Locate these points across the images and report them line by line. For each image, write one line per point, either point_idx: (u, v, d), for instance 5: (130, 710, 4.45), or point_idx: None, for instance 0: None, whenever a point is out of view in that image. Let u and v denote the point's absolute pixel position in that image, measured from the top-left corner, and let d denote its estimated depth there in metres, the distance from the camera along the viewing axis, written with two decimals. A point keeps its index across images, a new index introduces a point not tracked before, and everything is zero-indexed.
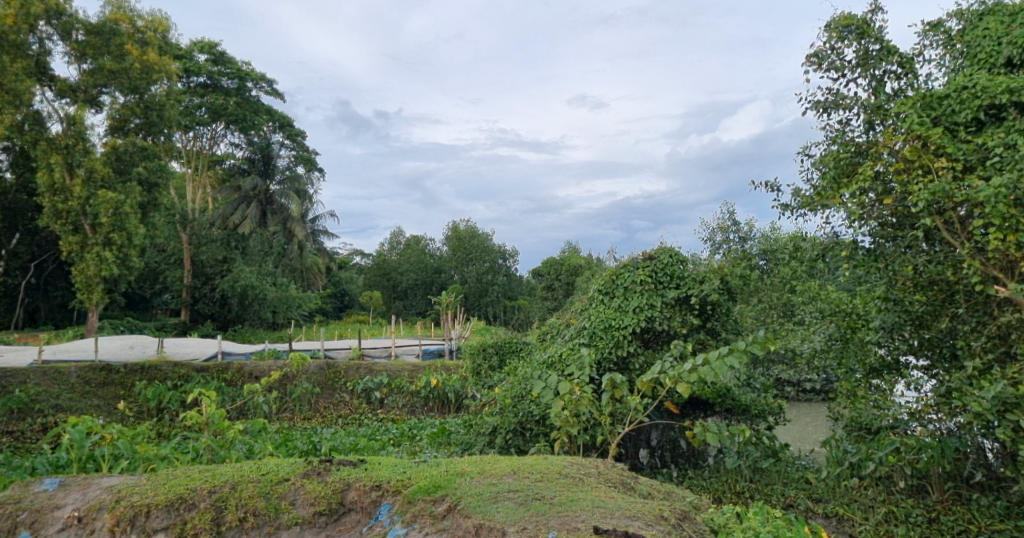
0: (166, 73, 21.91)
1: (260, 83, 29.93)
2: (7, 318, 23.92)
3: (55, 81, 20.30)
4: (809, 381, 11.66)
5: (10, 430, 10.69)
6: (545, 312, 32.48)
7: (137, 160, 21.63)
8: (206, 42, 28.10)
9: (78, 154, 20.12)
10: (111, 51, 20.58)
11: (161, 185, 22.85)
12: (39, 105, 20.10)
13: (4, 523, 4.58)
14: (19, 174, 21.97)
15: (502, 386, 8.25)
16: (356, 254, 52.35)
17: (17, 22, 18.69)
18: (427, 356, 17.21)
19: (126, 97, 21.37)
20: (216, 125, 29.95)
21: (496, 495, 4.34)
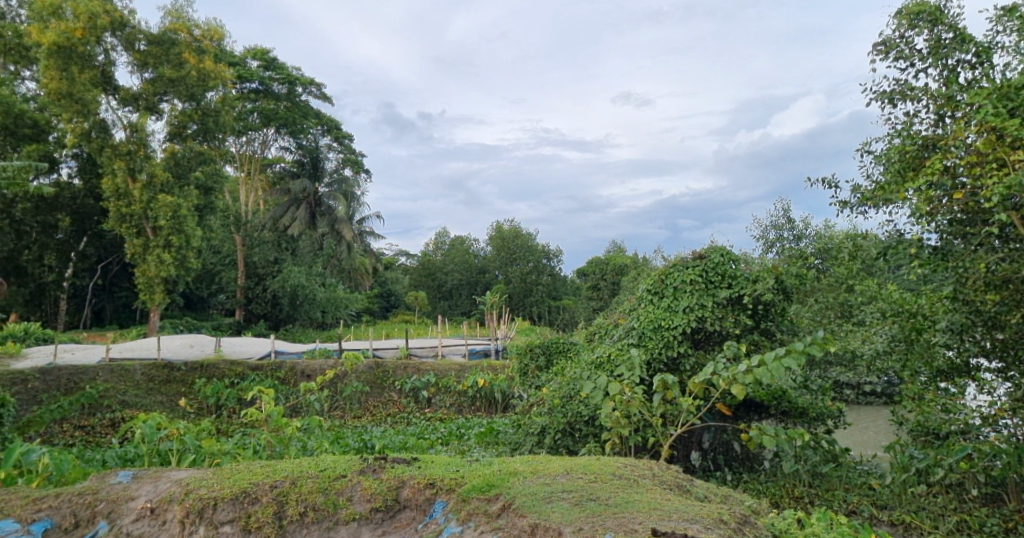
0: (221, 80, 22.45)
1: (309, 87, 30.58)
2: (76, 317, 25.09)
3: (119, 90, 21.08)
4: (872, 385, 11.29)
5: (82, 424, 11.17)
6: (590, 313, 32.34)
7: (194, 165, 22.23)
8: (258, 48, 28.89)
9: (140, 159, 20.92)
10: (171, 60, 21.22)
11: (215, 189, 23.59)
12: (105, 113, 20.91)
13: (84, 511, 4.70)
14: (86, 180, 23.02)
15: (551, 386, 8.21)
16: (400, 254, 52.87)
17: (85, 35, 19.47)
18: (473, 356, 17.27)
19: (184, 104, 22.00)
20: (267, 130, 30.73)
21: (551, 495, 4.35)
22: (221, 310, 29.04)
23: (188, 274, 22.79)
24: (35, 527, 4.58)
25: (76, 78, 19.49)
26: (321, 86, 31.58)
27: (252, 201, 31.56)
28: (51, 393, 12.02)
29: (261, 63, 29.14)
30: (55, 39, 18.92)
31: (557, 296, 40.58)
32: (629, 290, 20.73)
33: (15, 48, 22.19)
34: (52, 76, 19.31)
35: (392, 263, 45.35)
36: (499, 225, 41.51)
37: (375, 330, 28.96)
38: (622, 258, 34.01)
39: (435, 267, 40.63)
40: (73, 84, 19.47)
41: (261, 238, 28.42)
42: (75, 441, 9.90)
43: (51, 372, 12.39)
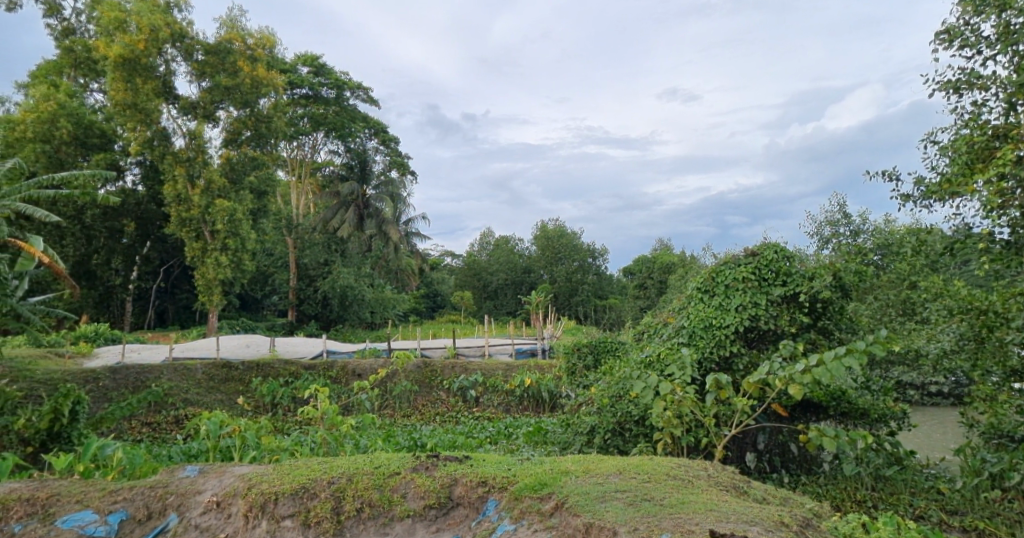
0: (274, 87, 23.06)
1: (357, 91, 31.18)
2: (141, 318, 26.30)
3: (179, 99, 21.89)
4: (938, 385, 10.89)
5: (149, 421, 11.66)
6: (637, 312, 32.02)
7: (248, 170, 22.88)
8: (308, 55, 29.63)
9: (198, 165, 21.69)
10: (226, 69, 21.90)
11: (268, 193, 24.32)
12: (166, 122, 21.77)
13: (155, 504, 4.87)
14: (150, 187, 23.83)
15: (599, 386, 8.16)
16: (446, 255, 53.38)
17: (148, 46, 20.32)
18: (519, 355, 17.29)
19: (239, 111, 22.66)
20: (317, 135, 31.46)
21: (604, 495, 4.33)
22: (273, 311, 29.86)
23: (243, 276, 23.54)
24: (111, 518, 4.76)
25: (140, 89, 20.39)
26: (368, 90, 32.14)
27: (302, 204, 32.34)
28: (120, 391, 12.55)
29: (311, 69, 29.92)
30: (121, 52, 19.86)
31: (603, 296, 40.31)
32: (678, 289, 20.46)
33: (83, 62, 23.31)
34: (119, 87, 20.31)
35: (437, 264, 45.79)
36: (543, 225, 41.54)
37: (421, 329, 29.34)
38: (669, 256, 33.63)
39: (480, 267, 40.96)
40: (137, 94, 20.39)
41: (311, 240, 29.12)
42: (143, 437, 10.33)
43: (120, 371, 12.94)
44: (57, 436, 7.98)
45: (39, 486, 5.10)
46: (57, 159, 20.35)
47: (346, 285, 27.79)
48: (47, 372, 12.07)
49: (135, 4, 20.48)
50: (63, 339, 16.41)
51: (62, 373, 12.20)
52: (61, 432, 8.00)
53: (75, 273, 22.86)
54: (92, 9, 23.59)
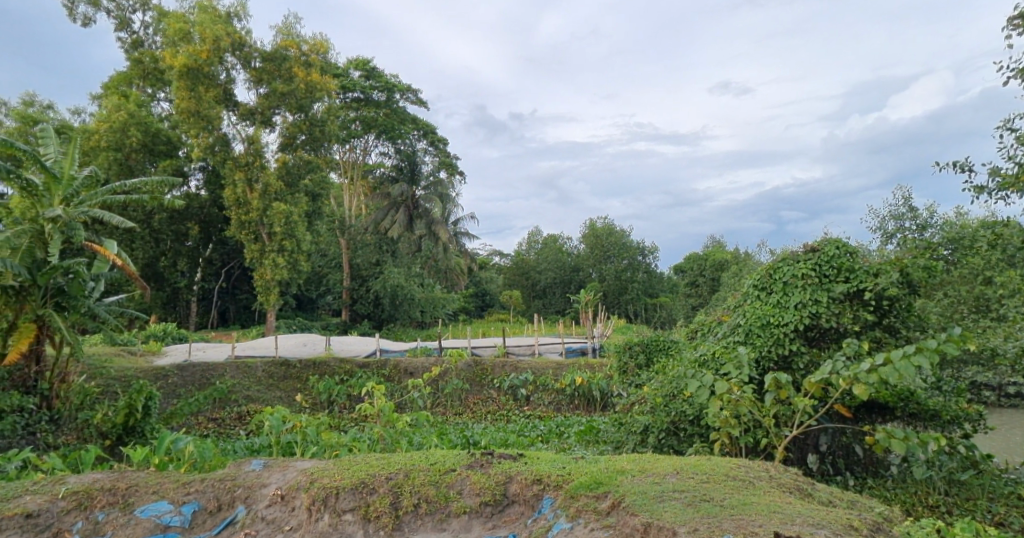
0: (327, 91, 23.61)
1: (406, 93, 31.69)
2: (205, 318, 27.41)
3: (238, 106, 22.64)
4: (1016, 386, 10.40)
5: (215, 416, 12.13)
6: (689, 310, 31.52)
7: (304, 173, 23.46)
8: (359, 59, 30.31)
9: (256, 169, 22.42)
10: (282, 75, 22.51)
11: (322, 195, 24.94)
12: (227, 128, 22.60)
13: (225, 496, 5.05)
14: (212, 191, 24.70)
15: (652, 385, 8.07)
16: (495, 254, 53.64)
17: (211, 56, 21.17)
18: (569, 354, 17.23)
19: (294, 116, 23.22)
20: (368, 137, 32.06)
21: (662, 495, 4.28)
22: (328, 310, 30.66)
23: (299, 277, 24.23)
24: (185, 508, 4.96)
25: (203, 97, 21.27)
26: (417, 92, 32.58)
27: (355, 206, 32.95)
28: (188, 388, 13.09)
29: (362, 73, 30.61)
30: (185, 62, 20.75)
31: (654, 294, 39.78)
32: (732, 287, 20.05)
33: (151, 73, 24.42)
34: (183, 96, 21.17)
35: (486, 263, 46.06)
36: (591, 224, 41.23)
37: (470, 328, 29.60)
38: (721, 253, 32.99)
39: (529, 266, 41.29)
40: (200, 102, 21.27)
41: (363, 241, 29.86)
42: (210, 432, 10.76)
43: (187, 369, 13.48)
44: (132, 430, 8.39)
45: (120, 477, 5.36)
46: (127, 166, 21.42)
47: (396, 285, 28.30)
48: (120, 368, 12.70)
49: (198, 16, 21.44)
50: (136, 337, 17.25)
51: (134, 370, 12.81)
52: (135, 426, 8.39)
53: (144, 275, 23.94)
54: (159, 21, 24.65)
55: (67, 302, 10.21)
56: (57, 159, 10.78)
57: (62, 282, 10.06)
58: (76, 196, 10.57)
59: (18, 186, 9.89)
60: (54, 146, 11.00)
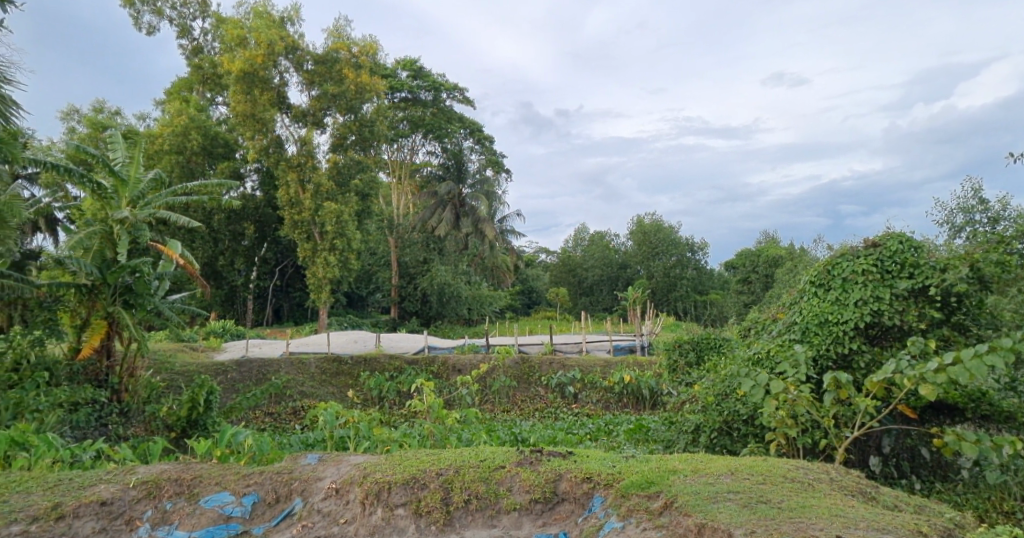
0: (376, 92, 24.00)
1: (453, 92, 31.96)
2: (261, 315, 28.33)
3: (291, 108, 23.28)
4: None
5: (272, 411, 12.52)
6: (740, 308, 30.81)
7: (354, 173, 23.91)
8: (407, 59, 30.73)
9: (309, 169, 23.03)
10: (333, 77, 22.98)
11: (371, 195, 25.40)
12: (280, 130, 23.28)
13: (282, 488, 5.19)
14: (267, 192, 25.52)
15: (703, 383, 7.93)
16: (541, 251, 53.65)
17: (265, 60, 21.85)
18: (617, 352, 17.08)
19: (345, 117, 23.70)
20: (415, 137, 32.57)
21: (716, 495, 4.20)
22: (377, 307, 31.28)
23: (349, 275, 24.76)
24: (246, 500, 5.11)
25: (257, 99, 21.99)
26: (463, 90, 32.81)
27: (403, 205, 33.46)
28: (246, 383, 13.55)
29: (409, 73, 31.07)
30: (242, 66, 21.48)
31: (703, 291, 39.05)
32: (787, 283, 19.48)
33: (210, 77, 25.37)
34: (240, 99, 21.93)
35: (532, 260, 46.11)
36: (639, 220, 40.62)
37: (516, 326, 29.70)
38: (774, 249, 32.07)
39: (576, 263, 41.23)
40: (255, 104, 22.00)
41: (411, 240, 30.21)
42: (267, 426, 11.12)
43: (244, 365, 13.96)
44: (195, 423, 8.75)
45: (185, 468, 5.57)
46: (188, 168, 22.34)
47: (444, 282, 28.63)
48: (184, 363, 13.26)
49: (254, 22, 22.16)
50: (197, 333, 17.97)
51: (196, 365, 13.35)
52: (198, 419, 8.73)
53: (204, 273, 24.91)
54: (217, 27, 25.55)
55: (134, 300, 10.56)
56: (125, 163, 11.33)
57: (130, 279, 10.44)
58: (142, 198, 11.04)
59: (90, 189, 10.42)
60: (123, 151, 11.55)
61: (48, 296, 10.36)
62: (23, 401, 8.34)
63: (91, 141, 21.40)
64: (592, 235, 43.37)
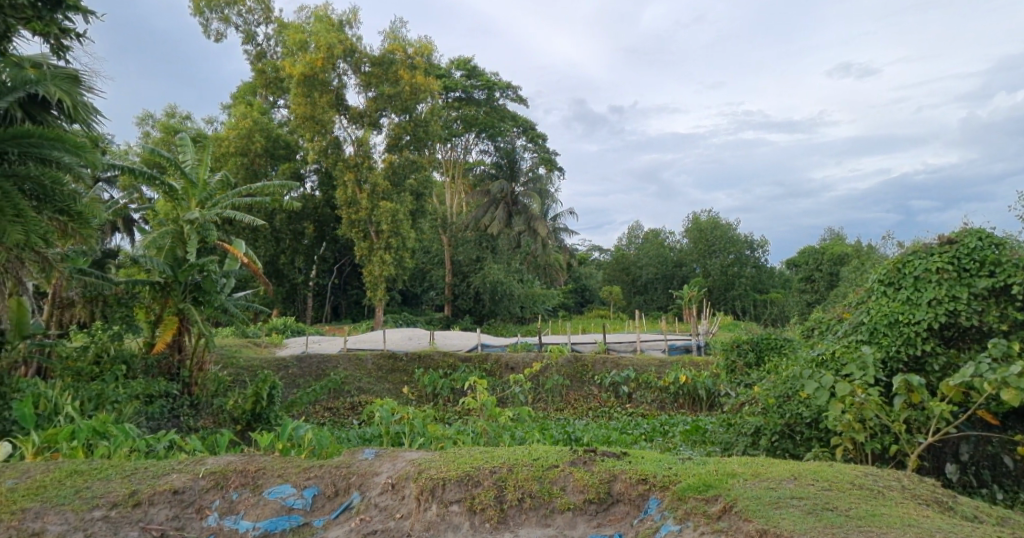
0: (430, 92, 24.36)
1: (506, 91, 32.18)
2: (320, 312, 29.20)
3: (349, 110, 23.89)
4: None
5: (331, 406, 12.89)
6: (803, 307, 29.75)
7: (408, 173, 24.34)
8: (461, 59, 31.09)
9: (365, 170, 23.62)
10: (389, 78, 23.39)
11: (426, 194, 25.79)
12: (338, 131, 23.95)
13: (341, 482, 5.31)
14: (325, 192, 26.32)
15: (763, 385, 7.70)
16: (594, 250, 53.33)
17: (325, 63, 22.51)
18: (673, 352, 16.76)
19: (400, 117, 24.14)
20: (469, 136, 33.06)
21: (778, 501, 4.06)
22: (432, 305, 31.75)
23: (404, 273, 25.24)
24: (306, 492, 5.25)
25: (317, 102, 22.69)
26: (517, 89, 32.94)
27: (456, 204, 33.86)
28: (306, 378, 13.98)
29: (463, 72, 31.44)
30: (303, 70, 22.23)
31: (763, 289, 37.88)
32: (856, 281, 18.62)
33: (273, 81, 26.35)
34: (301, 102, 22.73)
35: (585, 258, 45.80)
36: (695, 218, 39.70)
37: (569, 324, 29.54)
38: (840, 246, 30.80)
39: (629, 262, 40.75)
40: (315, 107, 22.71)
41: (464, 238, 30.54)
42: (326, 420, 11.46)
43: (305, 360, 14.43)
44: (259, 417, 9.08)
45: (250, 460, 5.78)
46: (252, 170, 23.25)
47: (496, 281, 28.85)
48: (248, 359, 13.81)
49: (314, 27, 22.94)
50: (261, 330, 18.71)
51: (260, 361, 13.88)
52: (261, 413, 9.06)
53: (267, 272, 25.87)
54: (280, 33, 26.52)
55: (203, 296, 11.07)
56: (194, 165, 11.86)
57: (199, 278, 10.98)
58: (210, 199, 11.55)
59: (163, 191, 11.01)
60: (192, 153, 12.12)
61: (126, 293, 10.82)
62: (104, 393, 8.84)
63: (165, 144, 22.58)
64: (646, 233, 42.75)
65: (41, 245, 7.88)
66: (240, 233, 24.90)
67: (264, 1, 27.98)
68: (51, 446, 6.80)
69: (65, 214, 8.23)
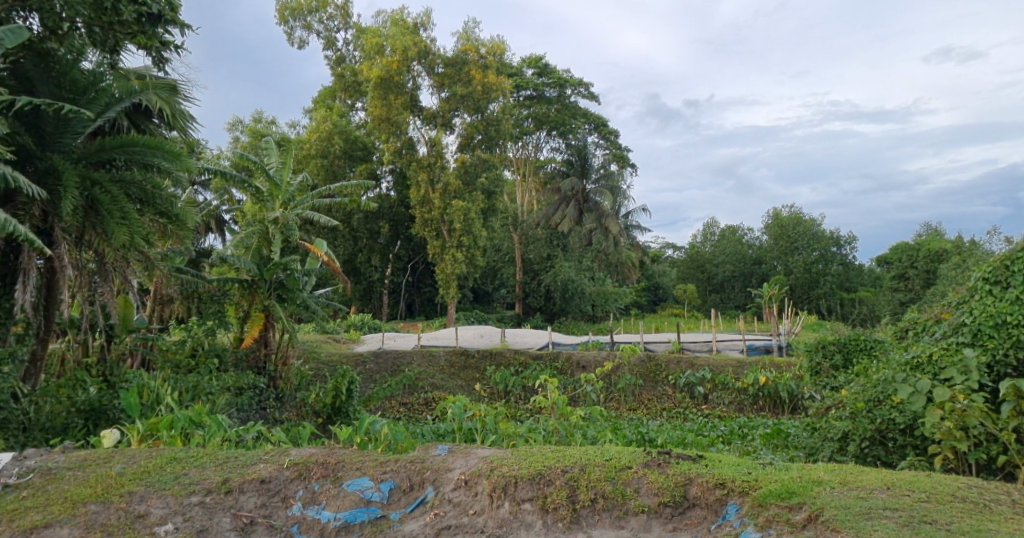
0: (502, 91, 24.56)
1: (578, 88, 32.07)
2: (395, 310, 30.03)
3: (423, 111, 24.45)
4: None
5: (407, 401, 13.25)
6: (896, 306, 28.02)
7: (480, 171, 24.65)
8: (532, 57, 31.22)
9: (438, 169, 24.12)
10: (462, 78, 23.76)
11: (497, 193, 26.03)
12: (412, 132, 24.59)
13: (415, 477, 5.39)
14: (400, 192, 27.08)
15: (852, 388, 7.31)
16: (668, 247, 52.20)
17: (400, 65, 23.11)
18: (752, 352, 16.13)
19: (472, 117, 24.49)
20: (539, 133, 33.25)
21: (870, 511, 3.83)
22: (503, 303, 32.02)
23: (476, 271, 25.58)
24: (383, 485, 5.37)
25: (392, 104, 23.37)
26: (588, 85, 32.77)
27: (526, 203, 34.00)
28: (382, 373, 14.44)
29: (535, 70, 31.55)
30: (380, 73, 22.91)
31: (851, 288, 35.91)
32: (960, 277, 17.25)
33: (351, 85, 27.35)
34: (377, 104, 23.44)
35: (658, 256, 44.90)
36: (776, 214, 38.13)
37: (641, 323, 29.06)
38: (937, 242, 28.79)
39: (705, 259, 39.62)
40: (390, 109, 23.41)
41: (535, 236, 30.61)
42: (401, 415, 11.81)
43: (381, 355, 14.88)
44: (338, 411, 9.43)
45: (329, 453, 5.98)
46: (332, 171, 24.22)
47: (567, 279, 28.78)
48: (329, 354, 14.40)
49: (391, 30, 23.63)
50: (340, 326, 19.44)
51: (339, 356, 14.44)
52: (341, 407, 9.41)
53: (346, 270, 26.87)
54: (358, 37, 27.43)
55: (286, 294, 11.62)
56: (278, 167, 12.44)
57: (282, 276, 11.47)
58: (292, 200, 12.12)
59: (250, 193, 11.65)
60: (275, 156, 12.70)
61: (218, 290, 11.37)
62: (200, 385, 9.41)
63: (253, 148, 23.89)
64: (722, 230, 41.48)
65: (144, 245, 8.48)
66: (320, 232, 25.96)
67: (343, 7, 29.06)
68: (153, 433, 7.33)
69: (165, 216, 8.78)
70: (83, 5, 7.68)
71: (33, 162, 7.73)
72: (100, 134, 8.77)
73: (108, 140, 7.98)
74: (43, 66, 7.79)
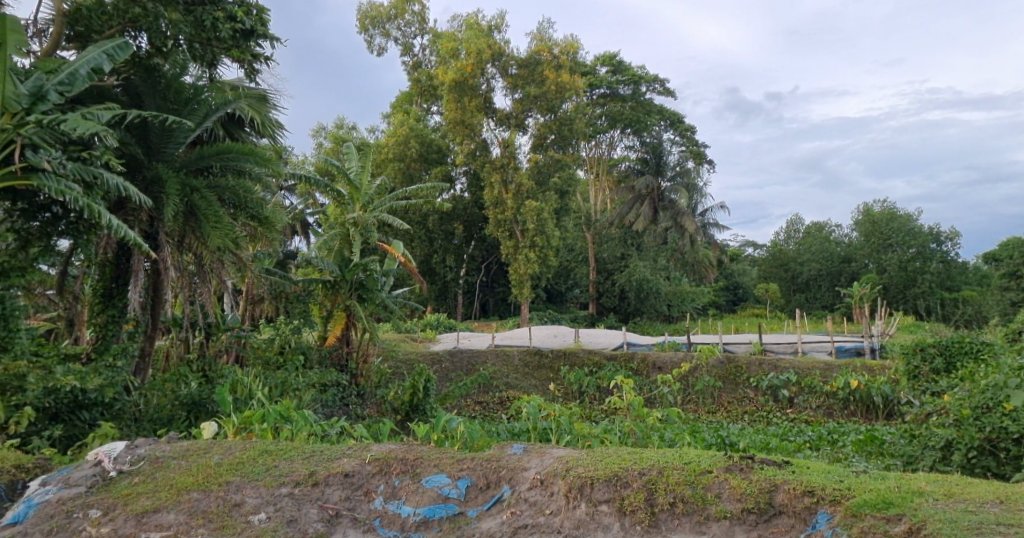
0: (575, 91, 24.45)
1: (653, 84, 31.52)
2: (469, 310, 30.46)
3: (497, 112, 24.73)
4: None
5: (482, 400, 13.43)
6: (1008, 307, 26.01)
7: (553, 171, 24.75)
8: (605, 55, 30.96)
9: (511, 170, 24.31)
10: (535, 79, 23.83)
11: (569, 192, 25.94)
12: (486, 134, 24.91)
13: (492, 475, 5.44)
14: (473, 193, 27.18)
15: (955, 394, 6.86)
16: (749, 245, 50.47)
17: (473, 68, 23.42)
18: (841, 354, 15.35)
19: (545, 117, 24.53)
20: (614, 132, 32.75)
21: (979, 526, 3.56)
22: (575, 303, 31.90)
23: (548, 272, 25.52)
24: (461, 483, 5.42)
25: (466, 107, 23.77)
26: (664, 81, 32.16)
27: (599, 201, 33.91)
28: (457, 372, 14.68)
29: (608, 68, 31.29)
30: (455, 77, 23.35)
31: (953, 288, 33.48)
32: None
33: (427, 89, 27.97)
34: (453, 108, 23.91)
35: (736, 255, 43.50)
36: (867, 209, 36.35)
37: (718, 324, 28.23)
38: None
39: (789, 258, 38.12)
40: (465, 112, 23.82)
41: (609, 236, 30.20)
42: (477, 414, 12.00)
43: (456, 355, 15.11)
44: (416, 408, 9.65)
45: (408, 450, 6.13)
46: (408, 174, 24.87)
47: (642, 278, 28.32)
48: (406, 353, 14.77)
49: (466, 34, 24.03)
50: (416, 326, 19.90)
51: (415, 355, 14.77)
52: (419, 404, 9.62)
53: (422, 270, 27.53)
54: (435, 42, 28.02)
55: (366, 294, 11.98)
56: (358, 172, 12.90)
57: (363, 276, 11.89)
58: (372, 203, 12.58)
59: (334, 197, 12.16)
60: (355, 160, 13.13)
61: (303, 290, 11.83)
62: (287, 381, 9.83)
63: (335, 154, 24.83)
64: (807, 227, 40.03)
65: (236, 247, 8.95)
66: (398, 234, 26.70)
67: (420, 13, 29.69)
68: (247, 426, 7.70)
69: (257, 219, 9.24)
70: (186, 23, 8.27)
71: (141, 172, 8.30)
72: (199, 143, 9.38)
73: (206, 148, 8.52)
74: (150, 82, 8.50)
